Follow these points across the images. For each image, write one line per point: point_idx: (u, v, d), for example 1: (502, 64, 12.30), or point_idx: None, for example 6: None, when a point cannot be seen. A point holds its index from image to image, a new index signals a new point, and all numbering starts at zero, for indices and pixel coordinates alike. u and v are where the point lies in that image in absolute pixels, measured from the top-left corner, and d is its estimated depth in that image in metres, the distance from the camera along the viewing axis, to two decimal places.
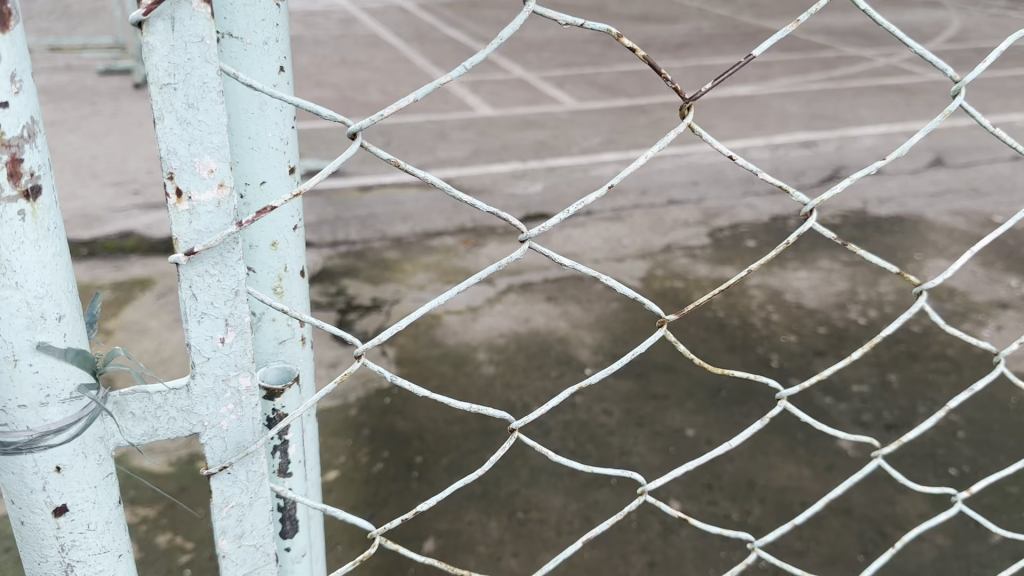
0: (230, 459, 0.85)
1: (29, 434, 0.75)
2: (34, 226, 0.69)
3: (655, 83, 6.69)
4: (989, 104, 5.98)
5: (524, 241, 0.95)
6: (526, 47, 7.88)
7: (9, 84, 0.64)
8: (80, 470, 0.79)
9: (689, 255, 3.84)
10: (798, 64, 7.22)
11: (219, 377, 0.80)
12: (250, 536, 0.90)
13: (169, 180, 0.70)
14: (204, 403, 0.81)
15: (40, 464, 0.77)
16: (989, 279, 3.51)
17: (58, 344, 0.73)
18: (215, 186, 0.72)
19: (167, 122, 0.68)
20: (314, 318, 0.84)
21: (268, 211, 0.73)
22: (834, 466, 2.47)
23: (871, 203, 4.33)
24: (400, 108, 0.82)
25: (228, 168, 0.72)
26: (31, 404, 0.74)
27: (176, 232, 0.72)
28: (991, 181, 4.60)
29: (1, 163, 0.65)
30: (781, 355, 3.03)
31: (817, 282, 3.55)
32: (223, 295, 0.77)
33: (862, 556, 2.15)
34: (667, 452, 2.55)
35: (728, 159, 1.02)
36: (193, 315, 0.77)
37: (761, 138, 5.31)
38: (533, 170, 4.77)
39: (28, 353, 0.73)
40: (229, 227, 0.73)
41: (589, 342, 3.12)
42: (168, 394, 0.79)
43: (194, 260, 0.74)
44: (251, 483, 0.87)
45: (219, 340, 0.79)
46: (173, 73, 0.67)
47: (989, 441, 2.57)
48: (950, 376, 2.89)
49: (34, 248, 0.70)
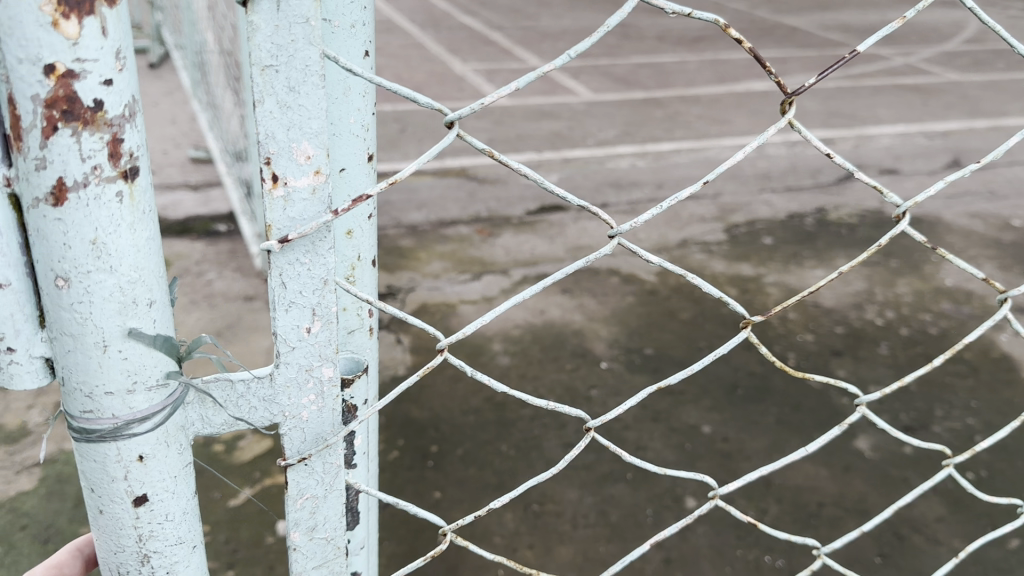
0: (309, 451, 0.81)
1: (114, 422, 0.73)
2: (131, 208, 0.66)
3: (671, 76, 6.65)
4: (1007, 107, 5.94)
5: (613, 237, 0.89)
6: (541, 37, 7.84)
7: (114, 61, 0.60)
8: (162, 461, 0.76)
9: (705, 251, 3.82)
10: (815, 62, 7.17)
11: (302, 367, 0.76)
12: (322, 528, 0.86)
13: (265, 166, 0.66)
14: (286, 394, 0.77)
15: (123, 453, 0.74)
16: (1007, 283, 3.49)
17: (147, 330, 0.70)
18: (311, 173, 0.67)
19: (266, 104, 0.64)
20: (390, 307, 0.80)
21: (365, 199, 0.68)
22: (852, 467, 2.46)
23: (887, 203, 4.32)
24: (503, 96, 0.73)
25: (326, 155, 0.67)
26: (118, 391, 0.71)
27: (269, 219, 0.68)
28: (1009, 184, 4.57)
29: (102, 142, 0.62)
30: (797, 354, 3.01)
31: (834, 281, 3.54)
32: (313, 284, 0.72)
33: (879, 558, 2.14)
34: (683, 448, 2.54)
35: (826, 157, 0.95)
36: (281, 304, 0.72)
37: (777, 136, 5.28)
38: (548, 161, 4.75)
39: (117, 339, 0.69)
40: (324, 216, 0.68)
41: (605, 335, 3.11)
42: (250, 382, 0.75)
43: (287, 248, 0.69)
44: (327, 475, 0.83)
45: (305, 329, 0.74)
46: (275, 54, 0.62)
47: (1007, 446, 2.55)
48: (968, 379, 2.87)
49: (129, 232, 0.66)
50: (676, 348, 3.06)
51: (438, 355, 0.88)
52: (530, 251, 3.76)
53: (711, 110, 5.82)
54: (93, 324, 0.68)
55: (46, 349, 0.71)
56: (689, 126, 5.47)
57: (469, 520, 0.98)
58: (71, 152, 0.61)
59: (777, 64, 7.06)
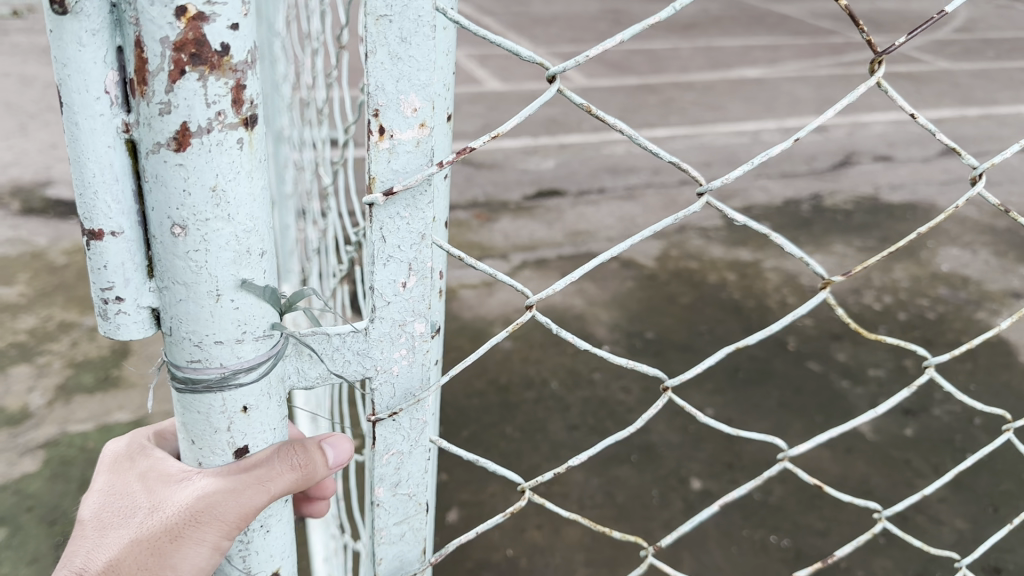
0: (398, 406, 0.78)
1: (222, 371, 0.71)
2: (249, 156, 0.65)
3: (664, 62, 6.65)
4: (998, 95, 5.98)
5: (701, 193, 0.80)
6: (533, 23, 7.82)
7: (238, 6, 0.59)
8: (264, 411, 0.74)
9: (703, 236, 3.84)
10: (806, 49, 7.19)
11: (396, 323, 0.73)
12: (406, 484, 0.82)
13: (373, 118, 0.65)
14: (380, 347, 0.74)
15: (227, 404, 0.72)
16: (1002, 269, 3.53)
17: (258, 281, 0.69)
18: (417, 126, 0.65)
19: (378, 56, 0.63)
20: (481, 262, 0.76)
21: (469, 152, 0.66)
22: (853, 449, 2.48)
23: (882, 189, 4.35)
24: (608, 48, 0.69)
25: (431, 107, 0.66)
26: (227, 340, 0.70)
27: (374, 170, 0.66)
28: (1001, 171, 4.61)
29: (225, 88, 0.61)
30: (797, 337, 3.03)
31: (831, 267, 3.56)
32: (411, 238, 0.70)
33: (883, 538, 2.17)
34: (686, 430, 2.52)
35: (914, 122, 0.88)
36: (378, 258, 0.70)
37: (772, 122, 5.29)
38: (545, 146, 4.74)
39: (230, 288, 0.68)
40: (429, 168, 0.67)
41: (606, 320, 3.12)
42: (345, 336, 0.73)
43: (390, 200, 0.68)
44: (414, 432, 0.80)
45: (400, 284, 0.72)
46: (389, 4, 0.61)
47: (1005, 428, 2.59)
48: (966, 362, 2.90)
49: (247, 180, 0.65)
50: (677, 332, 3.08)
51: (525, 312, 0.80)
52: (528, 235, 3.76)
53: (705, 96, 5.83)
54: (207, 271, 0.67)
55: (155, 299, 0.69)
56: (684, 112, 5.47)
57: (549, 475, 0.93)
58: (197, 97, 0.60)
59: (769, 51, 7.08)
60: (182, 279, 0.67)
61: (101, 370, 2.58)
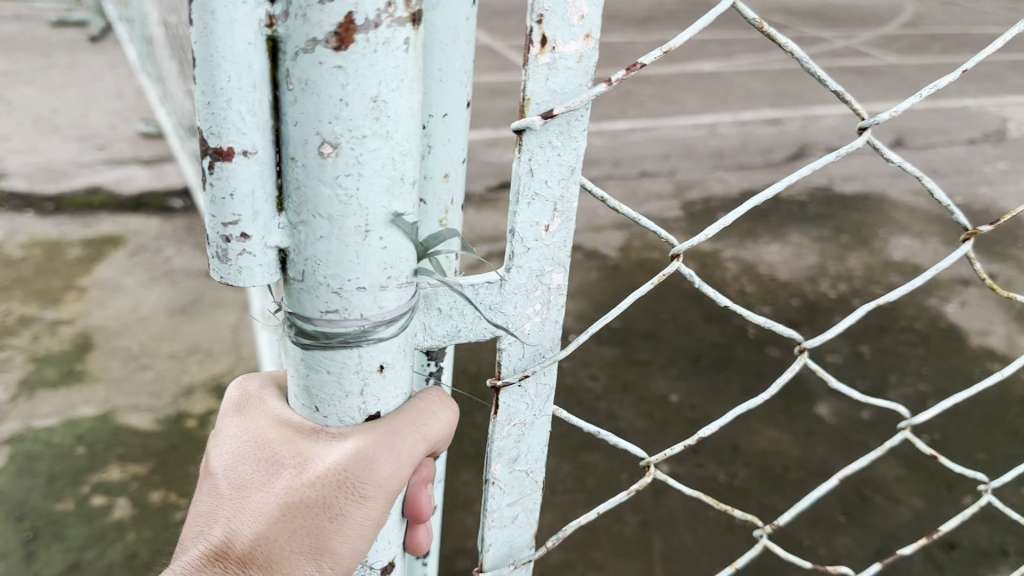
0: (530, 367, 0.82)
1: (361, 323, 0.66)
2: (414, 62, 0.58)
3: (622, 55, 6.71)
4: (944, 88, 6.16)
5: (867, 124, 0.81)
6: (492, 15, 7.82)
7: None
8: (399, 370, 0.70)
9: (664, 227, 3.91)
10: (760, 43, 7.32)
11: (533, 272, 0.76)
12: (525, 458, 0.88)
13: (536, 26, 0.64)
14: (513, 299, 0.77)
15: (363, 362, 0.68)
16: (952, 257, 3.65)
17: (408, 216, 0.64)
18: (583, 35, 0.66)
19: None
20: (624, 202, 0.78)
21: (637, 68, 0.67)
22: (814, 432, 2.56)
23: (835, 180, 4.47)
24: None
25: (597, 18, 0.66)
26: (371, 286, 0.64)
27: (530, 90, 0.67)
28: (949, 162, 4.76)
29: None
30: (757, 325, 3.11)
31: (788, 255, 3.65)
32: (560, 171, 0.72)
33: (843, 517, 2.25)
34: (653, 415, 2.63)
35: None
36: (525, 193, 0.72)
37: (728, 115, 5.39)
38: (506, 138, 4.76)
39: (380, 224, 0.62)
40: (589, 87, 0.67)
41: (572, 310, 3.16)
42: (479, 288, 0.75)
43: (544, 126, 0.69)
44: (539, 399, 0.85)
45: (543, 226, 0.74)
46: None
47: (956, 409, 2.71)
48: (919, 347, 3.00)
49: (410, 92, 0.59)
50: (641, 321, 3.13)
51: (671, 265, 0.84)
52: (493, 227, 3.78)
53: (662, 89, 5.90)
54: (358, 202, 0.61)
55: (284, 238, 0.63)
56: (642, 105, 5.54)
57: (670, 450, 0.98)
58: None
59: (724, 45, 7.19)
60: (328, 221, 0.61)
61: (65, 366, 2.55)
